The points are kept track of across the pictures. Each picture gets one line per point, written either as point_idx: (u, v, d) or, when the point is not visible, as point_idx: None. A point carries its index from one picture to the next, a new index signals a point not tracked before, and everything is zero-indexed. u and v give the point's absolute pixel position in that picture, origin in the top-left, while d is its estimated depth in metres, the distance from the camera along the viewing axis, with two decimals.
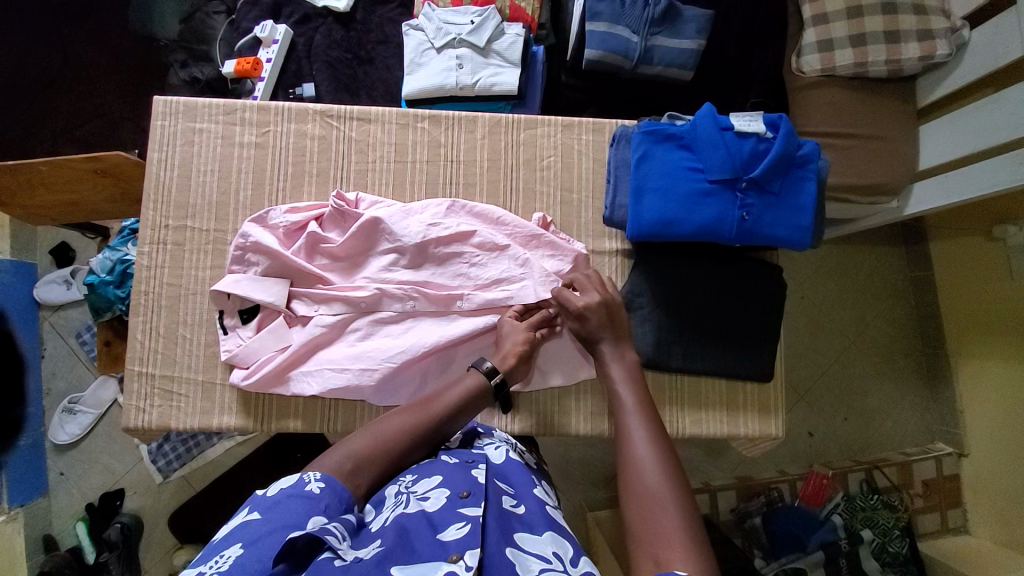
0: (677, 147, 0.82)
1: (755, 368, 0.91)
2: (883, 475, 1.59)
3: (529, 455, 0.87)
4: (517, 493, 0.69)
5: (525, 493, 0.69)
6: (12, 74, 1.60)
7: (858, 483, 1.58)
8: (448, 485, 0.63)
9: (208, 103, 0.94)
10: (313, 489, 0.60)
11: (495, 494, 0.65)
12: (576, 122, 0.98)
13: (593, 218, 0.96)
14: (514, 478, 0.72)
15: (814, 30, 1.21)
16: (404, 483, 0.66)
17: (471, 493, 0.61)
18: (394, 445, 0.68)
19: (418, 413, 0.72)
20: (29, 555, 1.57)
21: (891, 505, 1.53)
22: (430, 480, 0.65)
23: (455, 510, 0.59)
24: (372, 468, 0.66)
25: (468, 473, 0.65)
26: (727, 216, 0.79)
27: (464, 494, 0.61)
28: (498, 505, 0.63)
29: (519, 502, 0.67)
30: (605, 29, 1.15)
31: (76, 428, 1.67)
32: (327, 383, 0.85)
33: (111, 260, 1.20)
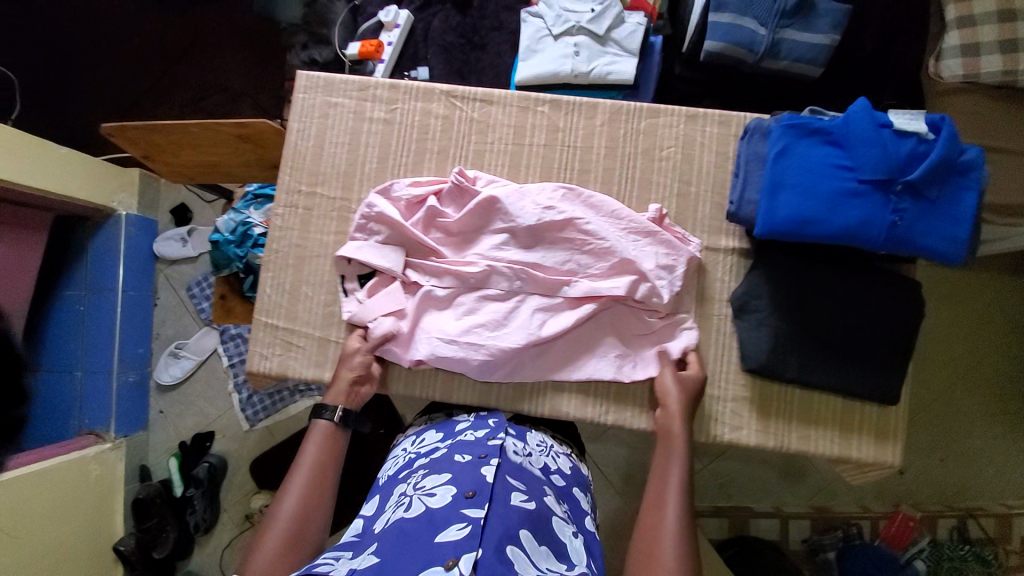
0: (823, 144, 0.77)
1: (879, 388, 0.85)
2: (977, 526, 1.47)
3: (567, 458, 0.90)
4: (529, 490, 0.74)
5: (536, 494, 0.74)
6: (155, 48, 1.78)
7: (947, 530, 1.47)
8: (454, 485, 0.70)
9: (345, 79, 0.99)
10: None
11: (504, 490, 0.70)
12: (701, 113, 0.94)
13: (710, 214, 0.93)
14: (526, 477, 0.76)
15: (959, 32, 1.11)
16: (412, 480, 0.75)
17: (475, 494, 0.68)
18: (294, 531, 0.71)
19: (301, 482, 0.76)
20: (128, 480, 1.73)
21: (986, 560, 1.41)
22: (439, 478, 0.73)
23: (458, 509, 0.66)
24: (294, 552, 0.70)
25: (475, 474, 0.72)
26: (875, 220, 0.74)
27: (469, 494, 0.68)
28: (507, 502, 0.69)
29: (529, 498, 0.71)
30: (730, 21, 1.11)
31: (179, 371, 1.84)
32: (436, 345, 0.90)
33: (234, 221, 1.31)
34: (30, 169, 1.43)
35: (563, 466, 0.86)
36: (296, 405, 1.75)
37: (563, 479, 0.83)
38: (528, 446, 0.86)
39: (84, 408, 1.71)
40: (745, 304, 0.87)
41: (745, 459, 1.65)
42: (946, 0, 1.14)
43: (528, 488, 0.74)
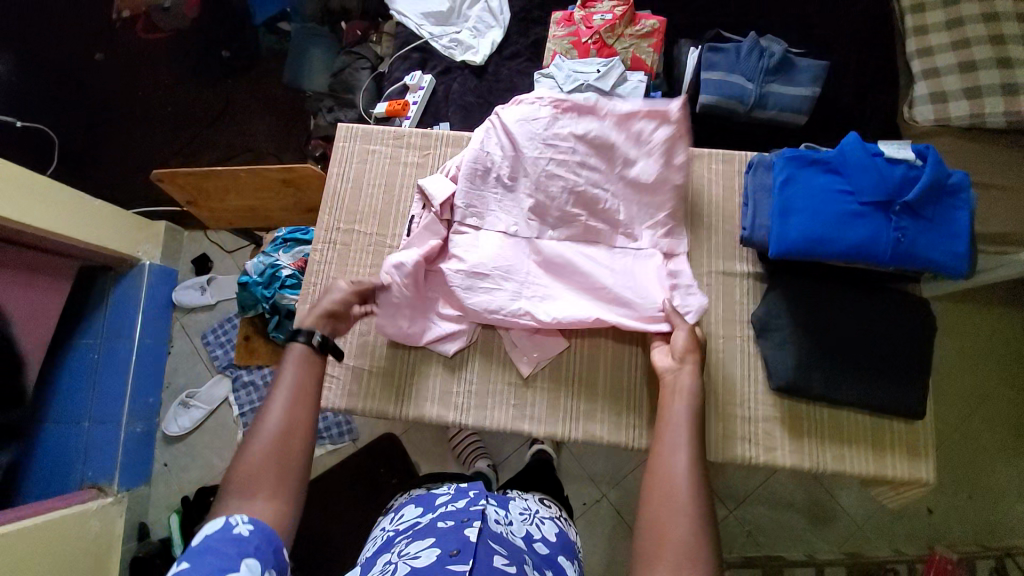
0: (824, 172, 0.87)
1: (902, 401, 0.88)
2: None
3: (552, 523, 1.00)
4: (508, 555, 0.80)
5: (516, 559, 0.80)
6: (188, 114, 1.93)
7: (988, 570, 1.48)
8: (439, 547, 0.79)
9: (383, 129, 1.10)
10: (241, 531, 0.59)
11: (487, 552, 0.78)
12: (706, 153, 1.05)
13: (722, 242, 1.00)
14: (505, 543, 0.83)
15: (926, 82, 1.27)
16: (397, 548, 0.82)
17: (459, 552, 0.76)
18: (279, 442, 0.66)
19: (292, 374, 0.72)
20: (125, 538, 1.65)
21: None
22: (424, 543, 0.81)
23: (444, 566, 0.74)
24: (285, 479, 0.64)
25: (460, 534, 0.80)
26: (882, 237, 0.82)
27: (454, 553, 0.76)
28: (488, 563, 0.76)
29: (509, 561, 0.78)
30: (720, 78, 1.25)
31: (187, 421, 1.81)
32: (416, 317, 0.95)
33: (263, 263, 1.36)
34: (62, 220, 1.50)
35: (548, 533, 0.95)
36: None
37: (546, 547, 0.91)
38: (509, 516, 0.95)
39: (88, 459, 1.67)
40: (766, 324, 0.91)
41: (771, 501, 1.60)
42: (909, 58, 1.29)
43: (510, 553, 0.81)
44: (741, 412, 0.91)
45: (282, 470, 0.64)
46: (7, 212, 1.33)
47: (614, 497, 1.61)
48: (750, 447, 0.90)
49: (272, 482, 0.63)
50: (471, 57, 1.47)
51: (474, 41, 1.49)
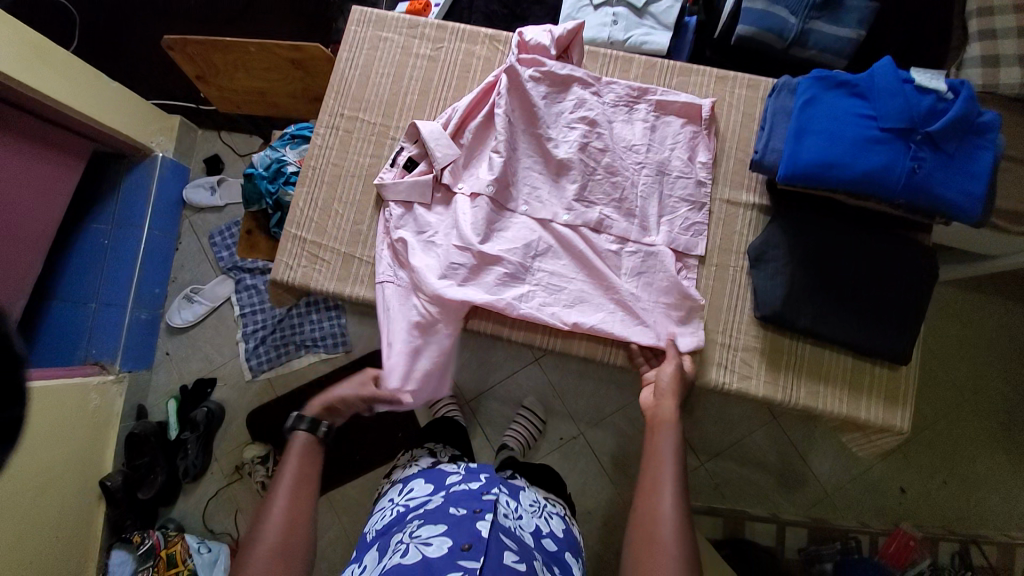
0: (849, 95, 0.83)
1: (886, 343, 0.86)
2: (979, 552, 1.43)
3: (559, 519, 1.01)
4: (518, 551, 0.80)
5: (525, 555, 0.80)
6: (209, 6, 1.88)
7: (950, 556, 1.42)
8: (451, 536, 0.78)
9: (397, 17, 1.05)
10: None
11: (497, 547, 0.78)
12: (731, 76, 0.99)
13: (733, 169, 0.96)
14: (516, 538, 0.83)
15: (980, 44, 1.15)
16: (409, 528, 0.83)
17: (470, 547, 0.76)
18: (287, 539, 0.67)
19: (296, 465, 0.74)
20: (123, 417, 1.74)
21: None
22: (435, 529, 0.80)
23: (455, 560, 0.74)
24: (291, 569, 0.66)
25: (471, 528, 0.79)
26: (896, 167, 0.78)
27: (465, 547, 0.76)
28: (498, 560, 0.76)
29: (520, 559, 0.78)
30: (763, 7, 1.15)
31: (190, 315, 1.87)
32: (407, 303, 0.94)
33: (270, 158, 1.37)
34: (79, 97, 1.50)
35: (556, 529, 0.96)
36: (301, 358, 1.81)
37: (553, 543, 0.92)
38: (521, 506, 0.96)
39: (92, 338, 1.72)
40: (763, 253, 0.89)
41: (745, 460, 1.62)
42: (969, 15, 1.17)
43: (520, 548, 0.81)
44: (722, 338, 0.91)
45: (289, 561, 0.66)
46: (24, 77, 1.33)
47: (590, 436, 1.65)
48: (726, 374, 0.90)
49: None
50: None
51: None
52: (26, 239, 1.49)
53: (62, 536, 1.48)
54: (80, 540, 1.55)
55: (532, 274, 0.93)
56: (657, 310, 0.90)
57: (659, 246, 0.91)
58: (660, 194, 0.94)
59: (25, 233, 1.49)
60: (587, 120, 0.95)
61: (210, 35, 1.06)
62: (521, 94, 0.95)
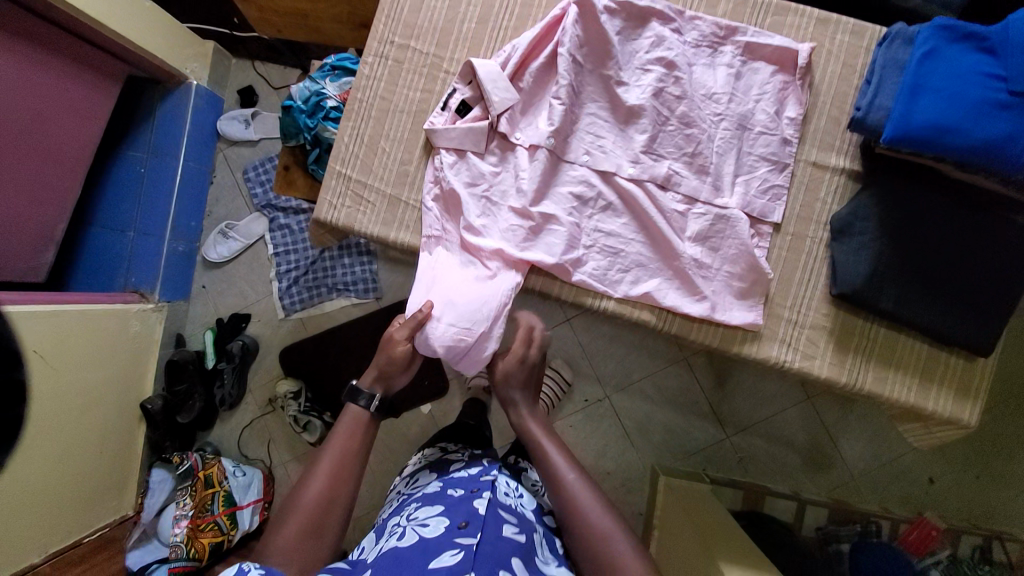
0: (977, 50, 0.71)
1: (973, 332, 0.79)
2: (1001, 548, 1.37)
3: None
4: (518, 524, 0.77)
5: (526, 528, 0.77)
6: None
7: (970, 549, 1.36)
8: (448, 516, 0.75)
9: None
10: (248, 569, 0.58)
11: (496, 520, 0.74)
12: (836, 19, 0.86)
13: (824, 128, 0.85)
14: (516, 511, 0.79)
15: None
16: (407, 512, 0.80)
17: (467, 524, 0.72)
18: (324, 512, 0.69)
19: (341, 442, 0.76)
20: (163, 344, 1.80)
21: None
22: (433, 510, 0.77)
23: (451, 537, 0.70)
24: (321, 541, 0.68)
25: (468, 506, 0.76)
26: (1022, 137, 0.67)
27: (461, 525, 0.72)
28: (498, 533, 0.72)
29: (519, 531, 0.75)
30: None
31: (225, 250, 1.88)
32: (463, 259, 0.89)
33: (309, 90, 1.30)
34: (112, 14, 1.43)
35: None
36: (332, 301, 1.81)
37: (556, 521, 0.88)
38: (522, 486, 0.91)
39: (132, 265, 1.75)
40: (848, 225, 0.81)
41: (772, 437, 1.60)
42: None
43: (521, 521, 0.77)
44: (788, 315, 0.85)
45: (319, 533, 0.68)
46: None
47: (616, 401, 1.64)
48: (787, 351, 0.85)
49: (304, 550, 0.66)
50: None
51: None
52: (67, 162, 1.49)
53: (106, 450, 1.58)
54: (125, 453, 1.65)
55: (587, 236, 0.87)
56: (720, 280, 0.84)
57: (732, 210, 0.83)
58: (738, 150, 0.84)
59: (65, 156, 1.48)
60: (665, 62, 0.84)
61: None
62: (591, 31, 0.85)
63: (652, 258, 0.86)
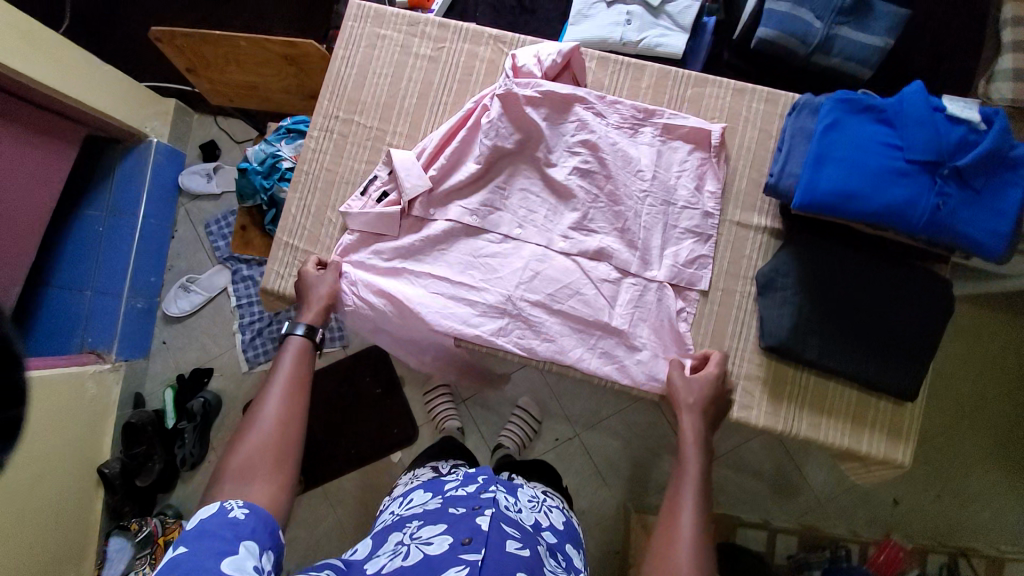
0: (875, 121, 0.76)
1: (897, 378, 0.84)
2: (968, 565, 1.44)
3: (559, 513, 1.00)
4: (522, 538, 0.79)
5: (529, 542, 0.79)
6: None
7: (937, 567, 1.43)
8: (451, 533, 0.77)
9: (396, 12, 0.99)
10: (236, 515, 0.63)
11: (499, 536, 0.77)
12: (749, 88, 0.93)
13: (746, 190, 0.91)
14: (519, 527, 0.82)
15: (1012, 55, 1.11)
16: (408, 529, 0.82)
17: (470, 540, 0.75)
18: (279, 427, 0.74)
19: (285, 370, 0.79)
20: (120, 406, 1.75)
21: None
22: (435, 528, 0.80)
23: (456, 554, 0.73)
24: (286, 452, 0.72)
25: (471, 521, 0.79)
26: (920, 202, 0.72)
27: (465, 541, 0.75)
28: (500, 549, 0.75)
29: (523, 545, 0.78)
30: (787, 10, 1.13)
31: (186, 304, 1.86)
32: (397, 319, 0.92)
33: (265, 153, 1.33)
34: (66, 81, 1.44)
35: (556, 521, 0.95)
36: None
37: (554, 535, 0.91)
38: (520, 501, 0.92)
39: (89, 325, 1.72)
40: (771, 281, 0.85)
41: (738, 466, 1.61)
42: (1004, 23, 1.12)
43: (522, 533, 0.81)
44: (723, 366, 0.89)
45: (283, 443, 0.73)
46: (5, 59, 1.27)
47: (586, 437, 1.65)
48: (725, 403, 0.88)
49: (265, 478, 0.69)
50: None
51: None
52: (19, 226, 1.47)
53: (62, 520, 1.50)
54: (83, 521, 1.59)
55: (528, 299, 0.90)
56: (653, 343, 0.89)
57: (660, 278, 0.90)
58: (664, 223, 0.91)
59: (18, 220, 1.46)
60: (589, 145, 0.91)
61: (197, 27, 1.00)
62: (517, 113, 0.90)
63: (592, 318, 0.89)
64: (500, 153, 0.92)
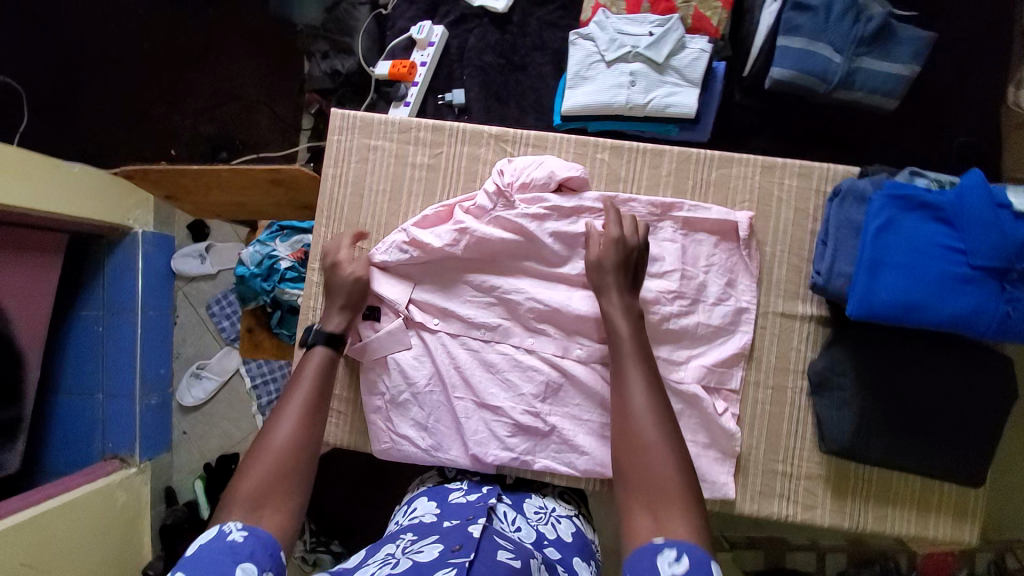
0: (933, 219, 0.69)
1: (963, 468, 0.79)
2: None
3: (569, 522, 0.85)
4: (517, 549, 0.68)
5: (524, 553, 0.67)
6: (155, 49, 1.61)
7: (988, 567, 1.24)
8: (442, 542, 0.67)
9: (385, 120, 0.91)
10: (233, 538, 0.59)
11: (490, 546, 0.66)
12: (779, 164, 0.85)
13: (786, 277, 0.85)
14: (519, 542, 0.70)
15: None
16: (401, 542, 0.70)
17: (461, 546, 0.65)
18: (293, 450, 0.68)
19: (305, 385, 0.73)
20: (154, 504, 1.72)
21: None
22: (426, 540, 0.70)
23: (443, 559, 0.62)
24: (298, 482, 0.66)
25: (462, 531, 0.69)
26: (986, 311, 0.66)
27: (454, 548, 0.65)
28: (492, 557, 0.64)
29: (517, 554, 0.65)
30: (804, 46, 1.03)
31: (201, 391, 1.82)
32: (432, 449, 0.86)
33: (261, 254, 1.25)
34: (41, 195, 1.32)
35: (563, 533, 0.80)
36: None
37: (559, 549, 0.75)
38: (526, 516, 0.82)
39: (106, 431, 1.67)
40: (827, 379, 0.80)
41: None
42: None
43: (517, 545, 0.70)
44: (783, 468, 0.84)
45: (295, 472, 0.66)
46: None
47: None
48: (789, 506, 0.84)
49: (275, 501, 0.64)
50: (491, 3, 1.21)
51: None
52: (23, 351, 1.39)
53: None
54: None
55: (569, 424, 0.84)
56: (706, 454, 0.82)
57: (710, 385, 0.83)
58: (694, 320, 0.83)
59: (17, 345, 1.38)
60: None
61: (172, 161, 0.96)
62: (531, 229, 0.85)
63: None
64: (507, 264, 0.87)
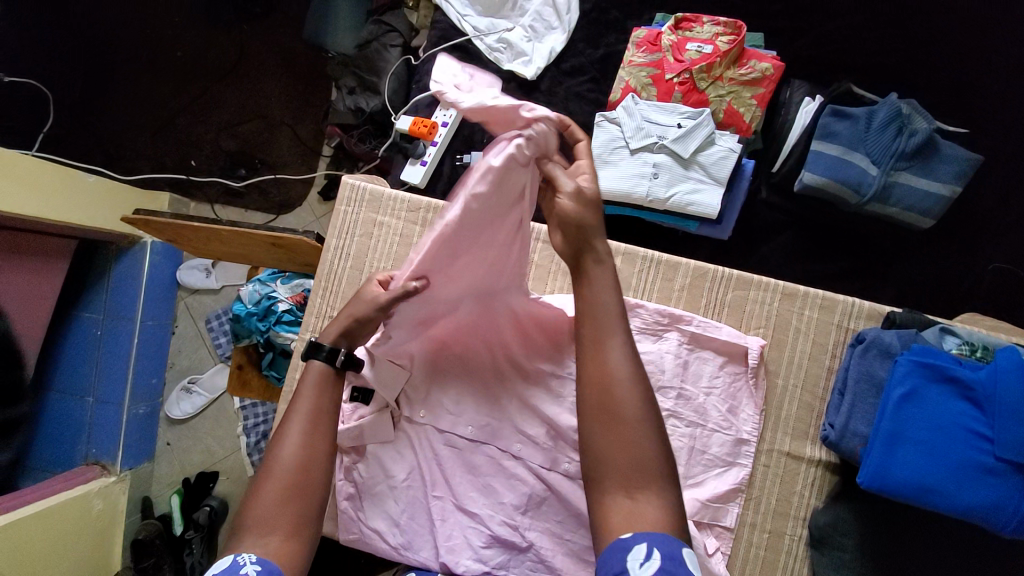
0: (960, 397, 0.65)
1: None
2: None
3: None
4: None
5: None
6: (187, 62, 1.61)
7: None
8: None
9: (395, 196, 0.90)
10: (247, 573, 0.53)
11: None
12: (799, 292, 0.81)
13: (796, 415, 0.79)
14: None
15: None
16: None
17: None
18: (299, 474, 0.61)
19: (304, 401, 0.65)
20: (128, 514, 1.53)
21: None
22: None
23: None
24: (307, 505, 0.60)
25: None
26: (1009, 508, 0.61)
27: None
28: None
29: None
30: (837, 155, 0.99)
31: (189, 406, 1.65)
32: (400, 550, 0.80)
33: (259, 294, 1.24)
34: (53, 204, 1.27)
35: None
36: None
37: None
38: None
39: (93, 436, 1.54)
40: (826, 537, 0.75)
41: None
42: None
43: None
44: None
45: (304, 495, 0.60)
46: None
47: None
48: None
49: (285, 529, 0.59)
50: (520, 68, 1.18)
51: (526, 45, 1.19)
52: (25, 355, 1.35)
53: None
54: None
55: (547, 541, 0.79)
56: None
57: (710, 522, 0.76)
58: (693, 447, 0.77)
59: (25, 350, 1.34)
60: None
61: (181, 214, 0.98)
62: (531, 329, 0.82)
63: None
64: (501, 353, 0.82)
